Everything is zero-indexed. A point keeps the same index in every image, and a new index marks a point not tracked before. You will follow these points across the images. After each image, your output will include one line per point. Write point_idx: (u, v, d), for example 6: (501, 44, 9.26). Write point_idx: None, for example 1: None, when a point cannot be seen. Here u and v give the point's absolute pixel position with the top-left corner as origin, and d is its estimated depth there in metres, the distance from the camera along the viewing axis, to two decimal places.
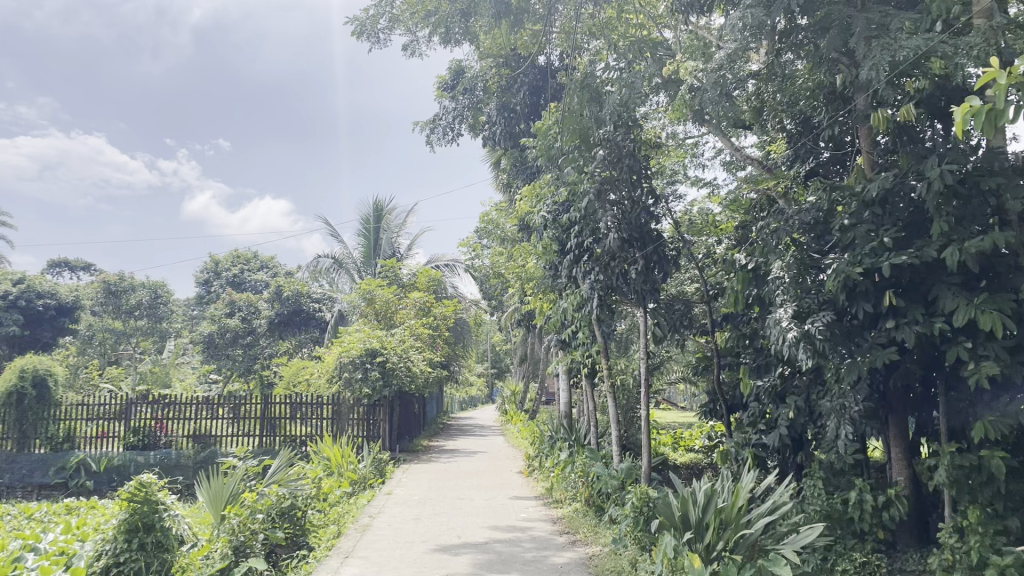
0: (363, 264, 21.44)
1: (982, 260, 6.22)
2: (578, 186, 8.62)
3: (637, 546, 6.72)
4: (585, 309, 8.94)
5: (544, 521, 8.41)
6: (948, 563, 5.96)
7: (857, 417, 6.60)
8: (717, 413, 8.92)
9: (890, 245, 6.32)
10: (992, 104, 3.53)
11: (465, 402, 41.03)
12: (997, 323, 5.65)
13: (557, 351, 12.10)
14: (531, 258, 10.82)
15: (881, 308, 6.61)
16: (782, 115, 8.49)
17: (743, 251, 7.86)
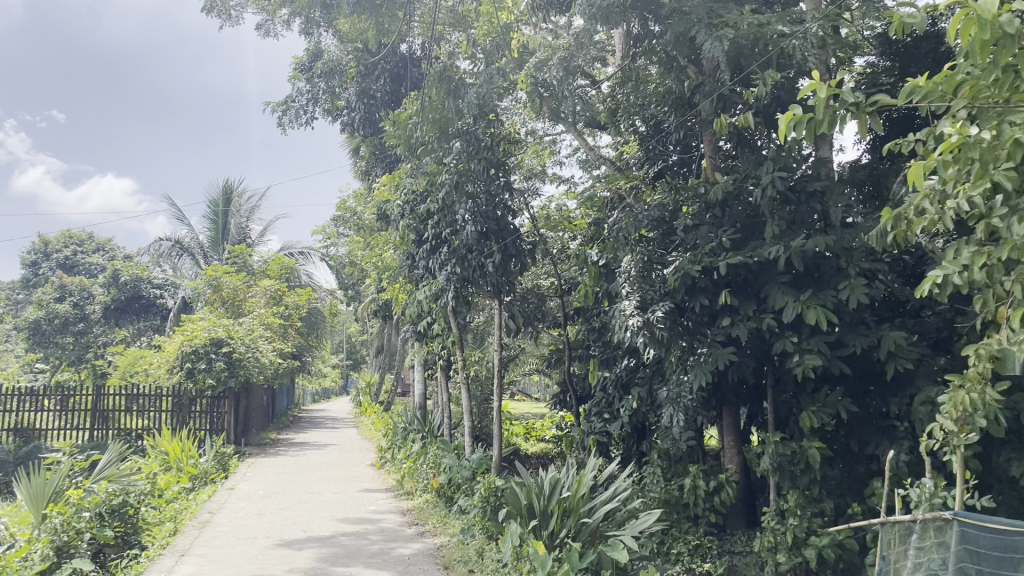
0: (211, 249, 20.53)
1: (809, 262, 6.70)
2: (437, 177, 8.63)
3: (484, 536, 6.80)
4: (441, 301, 8.95)
5: (393, 513, 8.36)
6: (771, 544, 6.40)
7: (693, 406, 6.97)
8: (567, 405, 9.17)
9: (727, 246, 6.71)
10: (812, 113, 3.69)
11: (317, 395, 40.09)
12: (821, 319, 6.10)
13: (412, 342, 12.03)
14: (388, 248, 10.71)
15: (717, 305, 7.01)
16: (634, 116, 8.64)
17: (596, 247, 8.10)
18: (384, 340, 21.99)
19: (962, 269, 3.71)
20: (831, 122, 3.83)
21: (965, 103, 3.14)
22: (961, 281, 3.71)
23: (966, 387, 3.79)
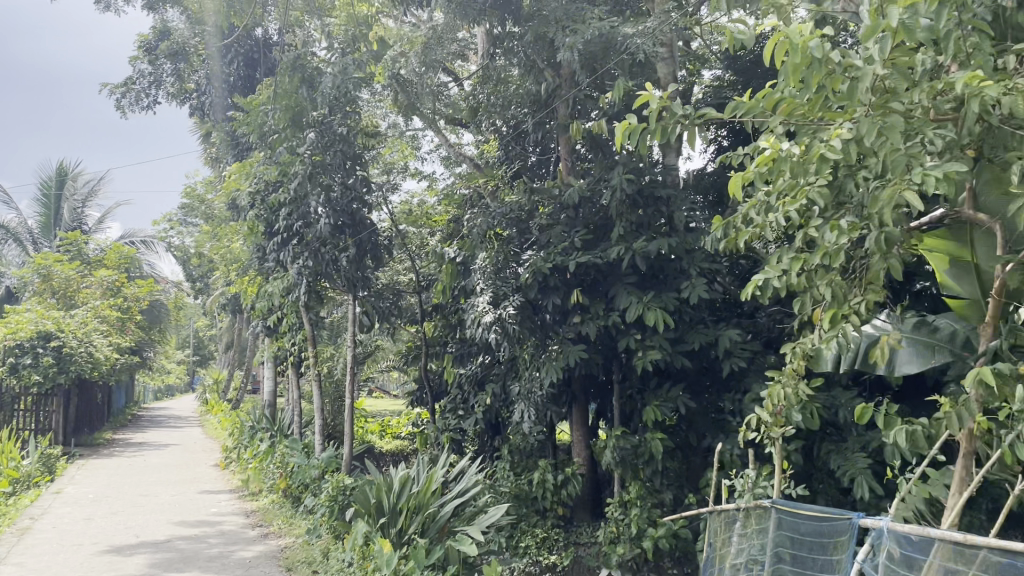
0: (42, 235, 19.07)
1: (654, 264, 7.00)
2: (289, 167, 8.38)
3: (331, 535, 6.67)
4: (292, 295, 8.70)
5: (235, 514, 8.06)
6: (614, 535, 6.63)
7: (542, 402, 7.12)
8: (423, 401, 9.14)
9: (578, 246, 6.90)
10: (645, 123, 3.74)
11: (161, 392, 38.03)
12: (660, 320, 6.38)
13: (263, 338, 11.63)
14: (237, 239, 10.31)
15: (569, 303, 7.20)
16: (494, 116, 8.53)
17: (453, 244, 8.11)
18: (235, 335, 21.15)
19: (782, 273, 4.04)
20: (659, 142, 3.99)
21: (782, 121, 3.41)
22: (779, 283, 4.03)
23: (782, 382, 4.07)
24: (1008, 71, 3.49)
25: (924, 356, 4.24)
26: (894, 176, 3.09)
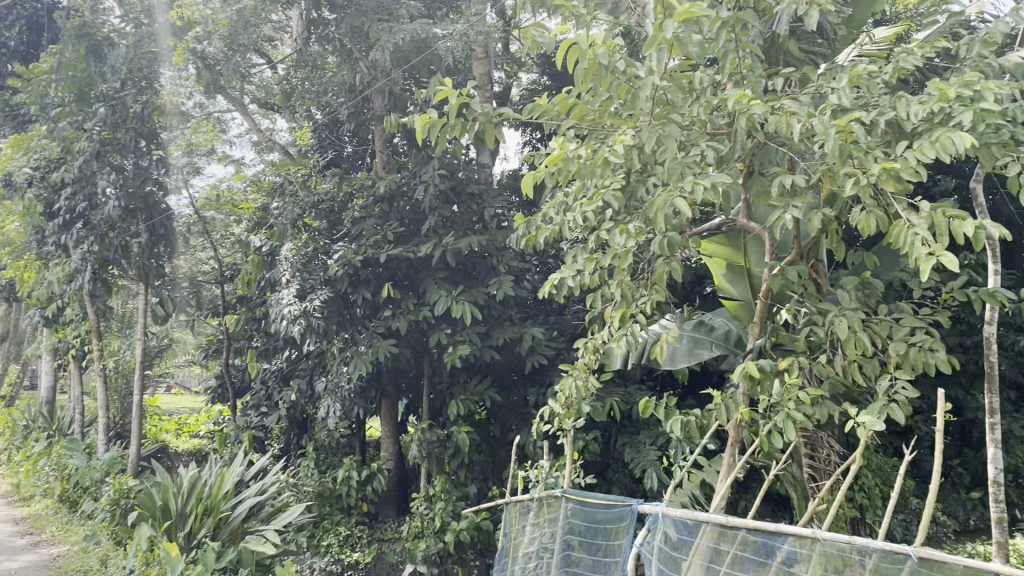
0: None
1: (465, 260, 7.11)
2: (74, 143, 7.72)
3: (111, 541, 6.19)
4: (76, 283, 8.01)
5: (2, 523, 7.29)
6: (418, 529, 6.61)
7: (348, 397, 6.96)
8: (224, 397, 8.70)
9: (390, 239, 6.86)
10: (444, 118, 3.71)
11: None
12: (467, 312, 6.47)
13: (41, 330, 10.60)
14: (13, 220, 9.36)
15: (380, 297, 7.13)
16: (308, 103, 8.14)
17: (259, 233, 7.82)
18: (10, 327, 19.13)
19: (576, 273, 4.15)
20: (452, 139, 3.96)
21: (573, 125, 3.55)
22: (574, 283, 4.12)
23: (574, 375, 4.22)
24: (776, 92, 3.88)
25: (700, 353, 4.58)
26: (671, 182, 3.35)
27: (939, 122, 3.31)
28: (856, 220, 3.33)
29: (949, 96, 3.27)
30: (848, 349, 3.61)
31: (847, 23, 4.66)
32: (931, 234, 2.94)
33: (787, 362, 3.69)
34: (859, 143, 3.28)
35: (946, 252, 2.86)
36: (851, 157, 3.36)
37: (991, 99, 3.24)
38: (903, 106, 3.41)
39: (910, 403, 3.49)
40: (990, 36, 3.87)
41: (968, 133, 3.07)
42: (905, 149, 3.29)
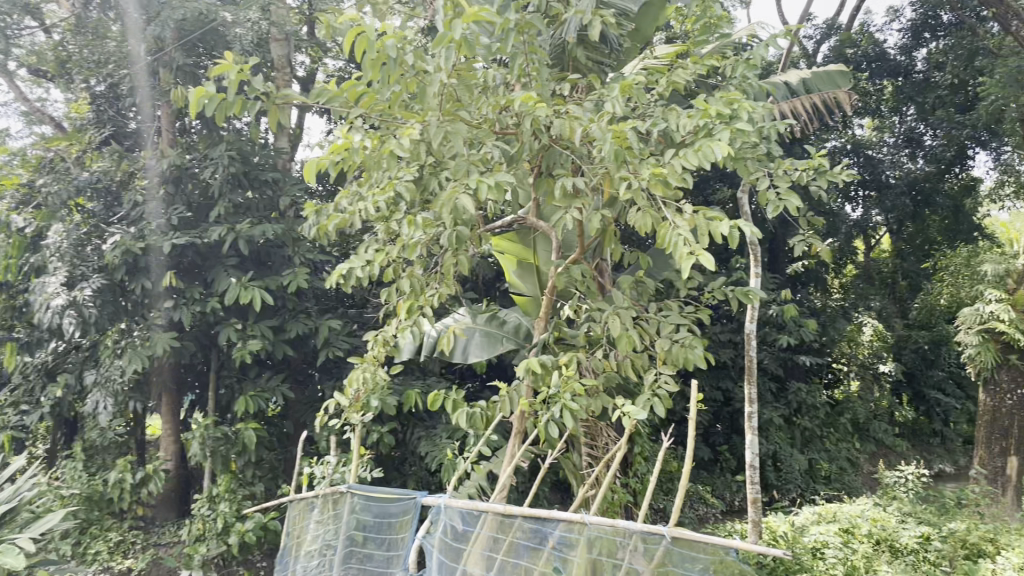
0: None
1: (258, 249, 6.85)
2: None
3: None
4: None
5: None
6: (199, 532, 6.18)
7: (120, 392, 6.36)
8: None
9: (176, 224, 6.45)
10: (225, 94, 3.52)
11: None
12: (257, 300, 6.20)
13: None
14: None
15: (161, 286, 6.63)
16: (87, 73, 7.07)
17: (22, 209, 6.82)
18: None
19: (366, 263, 4.00)
20: (236, 116, 3.78)
21: (361, 114, 3.55)
22: (363, 272, 3.97)
23: (361, 367, 4.17)
24: (562, 98, 4.07)
25: (491, 346, 4.66)
26: (457, 177, 3.44)
27: (703, 135, 3.62)
28: (630, 221, 3.54)
29: (711, 112, 3.59)
30: (621, 345, 3.86)
31: (632, 36, 4.95)
32: (692, 235, 3.20)
33: (566, 356, 3.86)
34: (631, 151, 3.53)
35: (703, 252, 3.13)
36: (626, 163, 3.59)
37: (745, 117, 3.61)
38: (674, 117, 3.69)
39: (672, 396, 3.78)
40: (751, 60, 4.25)
41: (725, 144, 3.39)
42: (673, 158, 3.57)
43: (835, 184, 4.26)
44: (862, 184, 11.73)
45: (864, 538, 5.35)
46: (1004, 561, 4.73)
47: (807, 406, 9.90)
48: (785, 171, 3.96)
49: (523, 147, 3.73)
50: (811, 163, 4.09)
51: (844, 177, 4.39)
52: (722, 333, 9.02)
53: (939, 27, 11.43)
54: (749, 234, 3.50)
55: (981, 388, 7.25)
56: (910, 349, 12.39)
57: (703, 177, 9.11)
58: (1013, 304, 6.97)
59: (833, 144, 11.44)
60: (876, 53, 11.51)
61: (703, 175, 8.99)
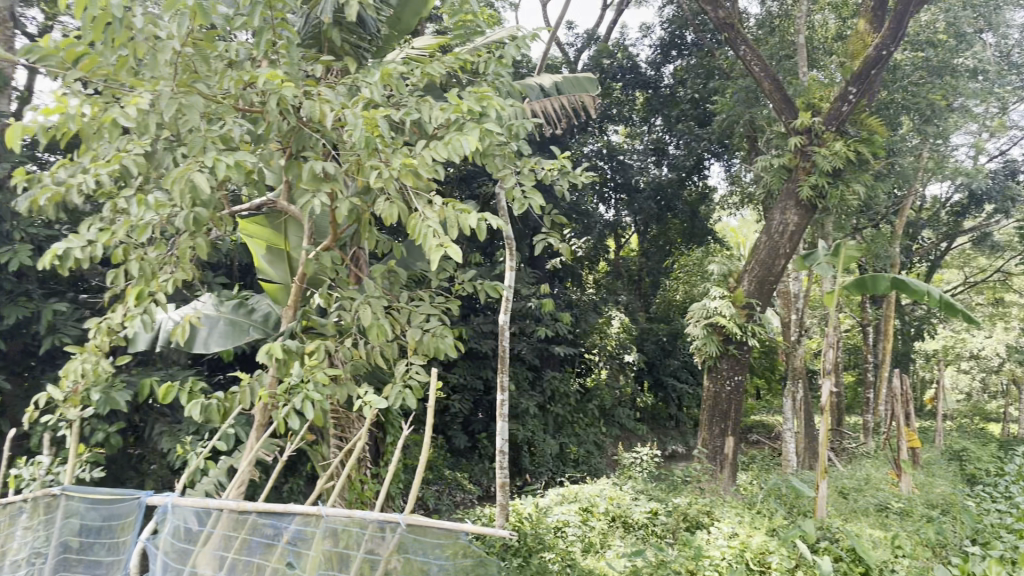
0: None
1: None
2: None
3: None
4: None
5: None
6: None
7: None
8: None
9: None
10: None
11: None
12: None
13: None
14: None
15: None
16: None
17: None
18: None
19: (88, 243, 3.63)
20: None
21: (80, 77, 3.22)
22: (83, 254, 3.59)
23: (81, 357, 3.78)
24: (316, 79, 3.93)
25: (235, 335, 4.40)
26: (192, 154, 3.21)
27: (454, 128, 3.66)
28: (378, 209, 3.46)
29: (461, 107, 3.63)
30: (370, 334, 3.79)
31: (394, 26, 4.92)
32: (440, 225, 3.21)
33: (312, 345, 3.74)
34: (381, 138, 3.49)
35: (451, 243, 3.15)
36: (376, 151, 3.53)
37: (493, 115, 3.70)
38: (426, 109, 3.69)
39: (423, 385, 3.77)
40: (503, 59, 4.37)
41: (474, 139, 3.46)
42: (423, 149, 3.56)
43: (578, 184, 4.50)
44: (615, 187, 12.69)
45: (601, 515, 5.84)
46: (717, 530, 5.24)
47: (559, 394, 10.42)
48: (530, 169, 4.12)
49: (269, 127, 3.55)
50: (556, 163, 4.28)
51: (586, 178, 4.66)
52: (483, 324, 9.23)
53: (684, 45, 12.28)
54: (495, 227, 3.58)
55: (705, 375, 8.01)
56: (651, 340, 13.34)
57: (467, 170, 9.26)
58: (733, 301, 7.78)
59: (589, 147, 12.11)
60: (630, 65, 12.31)
61: (467, 169, 9.15)
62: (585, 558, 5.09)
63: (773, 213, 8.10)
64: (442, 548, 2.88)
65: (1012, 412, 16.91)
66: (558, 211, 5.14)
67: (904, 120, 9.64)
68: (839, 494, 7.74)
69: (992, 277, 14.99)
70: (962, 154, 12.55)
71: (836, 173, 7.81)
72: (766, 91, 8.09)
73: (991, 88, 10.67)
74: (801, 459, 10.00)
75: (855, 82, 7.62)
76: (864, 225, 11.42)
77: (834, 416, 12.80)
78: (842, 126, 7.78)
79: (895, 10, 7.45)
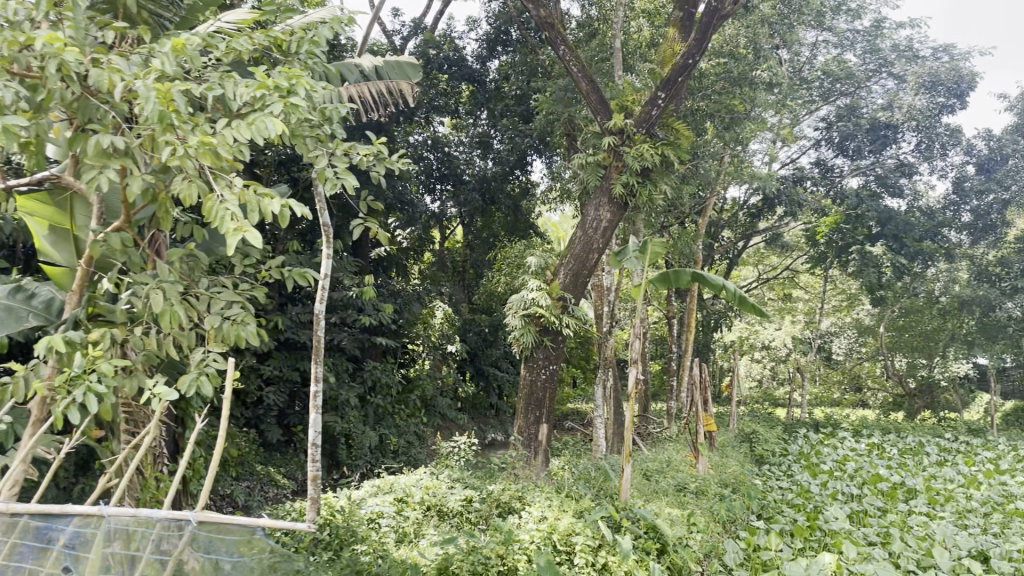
0: None
1: None
2: None
3: None
4: None
5: None
6: None
7: None
8: None
9: None
10: None
11: None
12: None
13: None
14: None
15: None
16: None
17: None
18: None
19: None
20: None
21: None
22: None
23: None
24: (106, 45, 3.61)
25: (10, 323, 3.99)
26: None
27: (260, 108, 3.50)
28: (173, 189, 3.26)
29: (268, 86, 3.48)
30: (165, 323, 3.56)
31: None
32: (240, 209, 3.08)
33: (97, 333, 3.46)
34: (179, 113, 3.28)
35: (250, 228, 3.03)
36: (173, 127, 3.32)
37: (301, 96, 3.57)
38: (230, 85, 3.50)
39: (221, 373, 3.63)
40: (316, 40, 4.20)
41: (280, 120, 3.33)
42: (226, 127, 3.39)
43: (393, 171, 4.44)
44: (440, 179, 12.59)
45: (416, 504, 5.80)
46: (528, 515, 5.36)
47: (379, 385, 10.25)
48: (342, 153, 4.01)
49: (49, 94, 3.23)
50: (371, 149, 4.20)
51: (402, 166, 4.59)
52: (300, 314, 8.91)
53: (509, 42, 12.50)
54: (302, 212, 3.49)
55: (522, 364, 8.17)
56: (473, 331, 13.41)
57: (285, 154, 8.91)
58: (549, 293, 7.96)
59: (415, 138, 11.94)
60: (456, 57, 12.33)
61: (285, 152, 8.80)
62: (398, 548, 4.98)
63: (587, 209, 8.39)
64: (243, 545, 2.52)
65: (795, 397, 18.62)
66: (374, 198, 5.04)
67: (708, 125, 10.31)
68: (643, 476, 8.16)
69: (781, 274, 16.40)
70: (758, 160, 13.63)
71: (645, 173, 8.21)
72: (583, 91, 8.36)
73: (784, 101, 11.66)
74: (610, 444, 10.48)
75: (664, 88, 8.03)
76: (672, 223, 12.12)
77: (641, 402, 13.54)
78: (651, 129, 8.22)
79: (700, 22, 7.92)
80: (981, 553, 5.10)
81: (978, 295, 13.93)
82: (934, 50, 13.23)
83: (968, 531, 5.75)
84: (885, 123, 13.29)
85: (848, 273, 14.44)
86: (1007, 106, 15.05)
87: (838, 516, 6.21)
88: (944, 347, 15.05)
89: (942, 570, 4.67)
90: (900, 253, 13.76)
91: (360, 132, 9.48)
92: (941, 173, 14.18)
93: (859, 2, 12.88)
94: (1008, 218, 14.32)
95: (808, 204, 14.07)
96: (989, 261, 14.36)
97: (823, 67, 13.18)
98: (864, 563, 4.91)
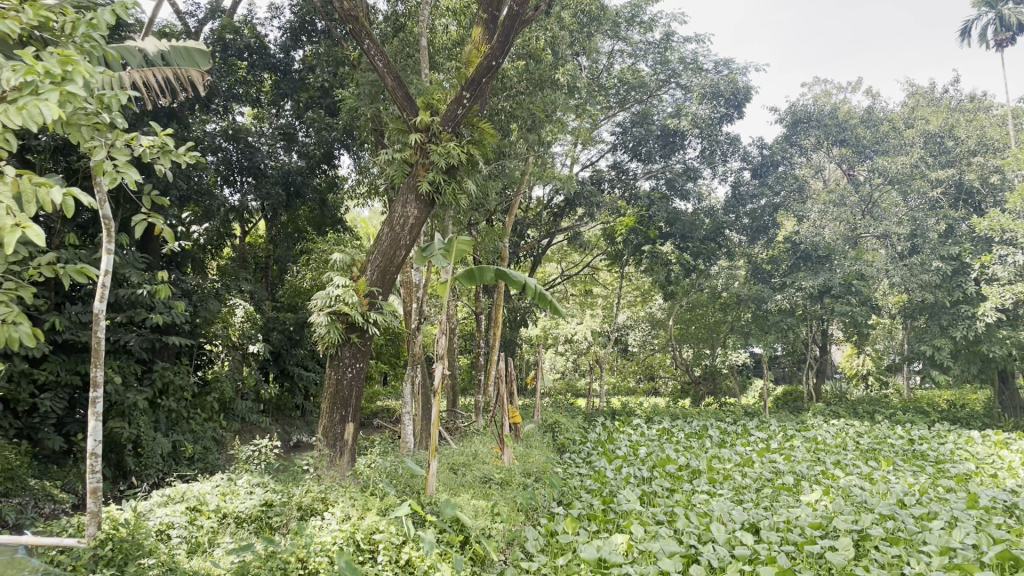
0: None
1: None
2: None
3: None
4: None
5: None
6: None
7: None
8: None
9: None
10: None
11: None
12: None
13: None
14: None
15: None
16: None
17: None
18: None
19: None
20: None
21: None
22: None
23: None
24: None
25: None
26: None
27: (28, 95, 3.14)
28: None
29: (39, 70, 3.14)
30: None
31: None
32: (12, 205, 2.78)
33: None
34: None
35: (30, 224, 2.75)
36: None
37: (80, 82, 3.28)
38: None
39: None
40: (95, 22, 3.85)
41: (59, 109, 3.01)
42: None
43: (180, 163, 4.18)
44: (241, 171, 11.89)
45: (210, 512, 5.47)
46: (331, 516, 5.23)
47: (172, 387, 9.59)
48: (123, 144, 3.73)
49: None
50: (157, 141, 3.91)
51: (190, 161, 4.32)
52: (80, 313, 8.22)
53: (313, 32, 12.19)
54: (83, 199, 3.18)
55: (328, 363, 7.97)
56: (277, 330, 12.88)
57: (63, 140, 8.16)
58: (355, 290, 7.78)
59: (210, 127, 11.30)
60: (257, 44, 11.81)
61: (64, 139, 8.05)
62: (190, 559, 4.64)
63: (394, 205, 8.29)
64: None
65: (594, 388, 19.46)
66: (157, 193, 4.71)
67: (512, 126, 10.53)
68: (450, 470, 8.23)
69: (583, 271, 17.15)
70: (559, 161, 14.15)
71: (451, 170, 8.25)
72: (389, 87, 8.20)
73: (584, 105, 12.09)
74: (418, 439, 10.51)
75: (468, 88, 8.10)
76: (479, 220, 12.32)
77: (450, 398, 13.68)
78: (457, 128, 8.24)
79: (502, 25, 8.08)
80: (752, 525, 5.59)
81: (753, 292, 15.45)
82: (716, 63, 14.35)
83: (741, 505, 6.32)
84: (674, 130, 14.22)
85: (643, 269, 15.40)
86: (778, 120, 16.69)
87: (630, 497, 6.61)
88: (725, 337, 16.48)
89: (718, 542, 5.09)
90: (686, 249, 14.97)
91: (149, 119, 8.86)
92: (722, 177, 15.44)
93: (651, 15, 13.64)
94: (777, 220, 15.92)
95: (604, 204, 14.81)
96: (763, 259, 16.18)
97: (619, 76, 14.00)
98: (651, 540, 5.27)
